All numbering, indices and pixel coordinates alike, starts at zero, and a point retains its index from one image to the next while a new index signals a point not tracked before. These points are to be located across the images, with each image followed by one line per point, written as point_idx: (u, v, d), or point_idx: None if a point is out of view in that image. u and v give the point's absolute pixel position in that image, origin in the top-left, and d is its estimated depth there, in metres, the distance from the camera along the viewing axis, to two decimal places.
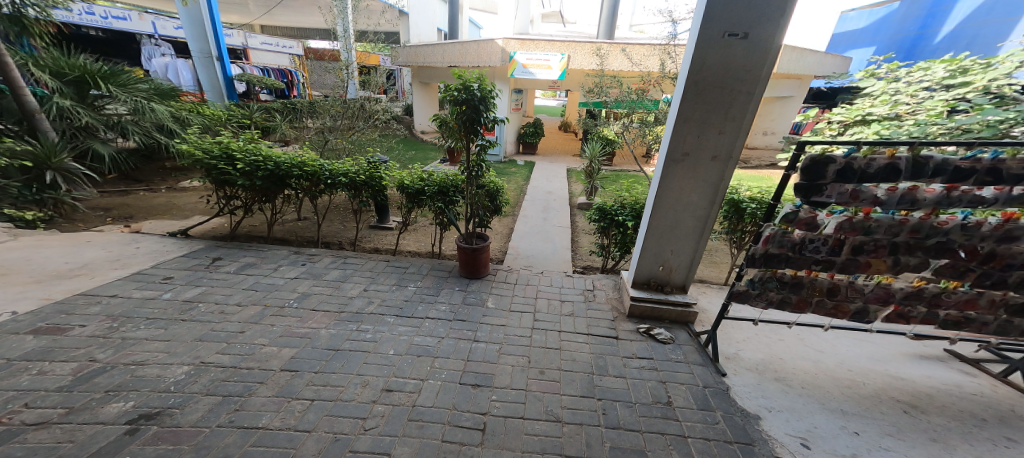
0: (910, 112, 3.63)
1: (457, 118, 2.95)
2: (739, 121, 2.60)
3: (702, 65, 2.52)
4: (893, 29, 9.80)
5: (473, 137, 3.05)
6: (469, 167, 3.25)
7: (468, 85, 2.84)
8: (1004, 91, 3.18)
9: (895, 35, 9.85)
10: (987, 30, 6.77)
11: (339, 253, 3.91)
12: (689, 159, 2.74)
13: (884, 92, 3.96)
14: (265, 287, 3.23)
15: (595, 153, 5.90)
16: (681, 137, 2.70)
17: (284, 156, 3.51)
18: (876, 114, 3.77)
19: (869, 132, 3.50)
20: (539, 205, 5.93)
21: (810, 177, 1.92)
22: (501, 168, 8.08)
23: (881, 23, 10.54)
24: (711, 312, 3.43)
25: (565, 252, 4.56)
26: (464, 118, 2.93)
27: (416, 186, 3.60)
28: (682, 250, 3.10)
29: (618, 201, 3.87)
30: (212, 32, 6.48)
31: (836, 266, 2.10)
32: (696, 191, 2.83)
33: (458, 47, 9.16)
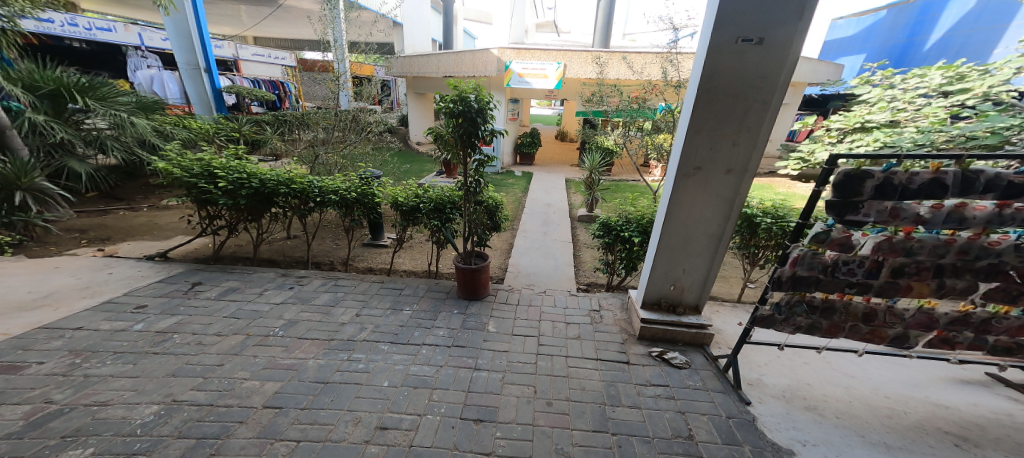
0: (909, 119, 3.59)
1: (453, 132, 2.77)
2: (756, 131, 2.39)
3: (714, 72, 2.32)
4: (883, 37, 9.87)
5: (470, 151, 2.88)
6: (466, 183, 3.06)
7: (465, 97, 2.67)
8: (1003, 97, 3.14)
9: (884, 43, 9.82)
10: (977, 37, 6.92)
11: (330, 274, 3.68)
12: (702, 172, 2.53)
13: (881, 98, 3.94)
14: (249, 313, 2.99)
15: (595, 164, 5.75)
16: (692, 150, 2.49)
17: (270, 173, 3.29)
18: (875, 121, 3.73)
19: (871, 140, 3.44)
20: (538, 219, 5.74)
21: (844, 194, 1.74)
22: (498, 179, 7.91)
23: (869, 31, 10.65)
24: (727, 333, 3.24)
25: (568, 269, 4.37)
26: (461, 132, 2.75)
27: (411, 202, 3.41)
28: (694, 268, 2.90)
29: (623, 215, 3.68)
30: (199, 42, 6.27)
31: (873, 290, 1.93)
32: (710, 207, 2.62)
33: (453, 57, 9.04)
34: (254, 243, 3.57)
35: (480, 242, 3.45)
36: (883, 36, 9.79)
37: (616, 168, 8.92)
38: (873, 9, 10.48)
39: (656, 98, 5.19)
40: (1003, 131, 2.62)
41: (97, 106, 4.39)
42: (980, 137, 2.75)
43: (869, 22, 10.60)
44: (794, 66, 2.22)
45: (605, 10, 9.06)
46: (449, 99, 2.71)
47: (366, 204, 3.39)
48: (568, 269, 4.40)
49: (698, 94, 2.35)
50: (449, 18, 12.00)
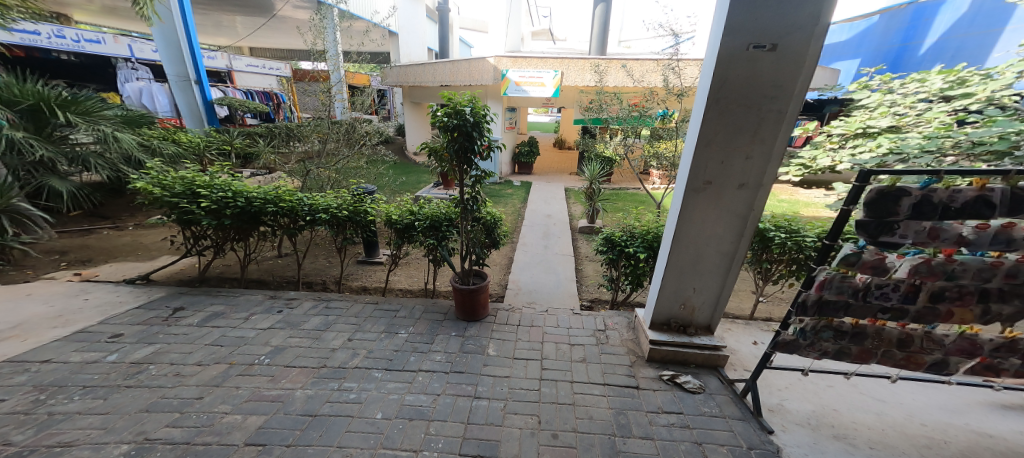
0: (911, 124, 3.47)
1: (449, 146, 2.63)
2: (771, 142, 2.20)
3: (725, 81, 2.12)
4: (874, 43, 9.87)
5: (467, 168, 2.75)
6: (463, 199, 2.94)
7: (460, 110, 2.53)
8: (1007, 102, 3.03)
9: (876, 48, 9.84)
10: (970, 42, 6.93)
11: (321, 296, 3.51)
12: (714, 188, 2.33)
13: (881, 103, 3.84)
14: (233, 340, 2.78)
15: (595, 174, 5.62)
16: (703, 164, 2.29)
17: (256, 191, 3.11)
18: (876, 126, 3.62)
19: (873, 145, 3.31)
20: (538, 231, 5.58)
21: (877, 213, 1.59)
22: (496, 190, 7.77)
23: (861, 36, 10.62)
24: (742, 353, 3.06)
25: (570, 285, 4.21)
26: (456, 147, 2.61)
27: (406, 219, 3.26)
28: (705, 287, 2.73)
29: (627, 229, 3.51)
30: (189, 53, 6.21)
31: (909, 316, 1.77)
32: (722, 224, 2.43)
33: (449, 66, 8.94)
34: (241, 264, 3.38)
35: (479, 261, 3.29)
36: (875, 42, 9.78)
37: (615, 177, 8.79)
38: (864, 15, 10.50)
39: (657, 105, 5.06)
40: (1013, 135, 2.49)
41: (80, 121, 4.21)
42: (990, 143, 2.60)
43: (861, 27, 10.62)
44: (813, 72, 2.03)
45: (600, 17, 9.00)
46: (443, 113, 2.57)
47: (358, 222, 3.22)
48: (570, 285, 4.23)
49: (708, 104, 2.16)
50: (444, 27, 11.95)
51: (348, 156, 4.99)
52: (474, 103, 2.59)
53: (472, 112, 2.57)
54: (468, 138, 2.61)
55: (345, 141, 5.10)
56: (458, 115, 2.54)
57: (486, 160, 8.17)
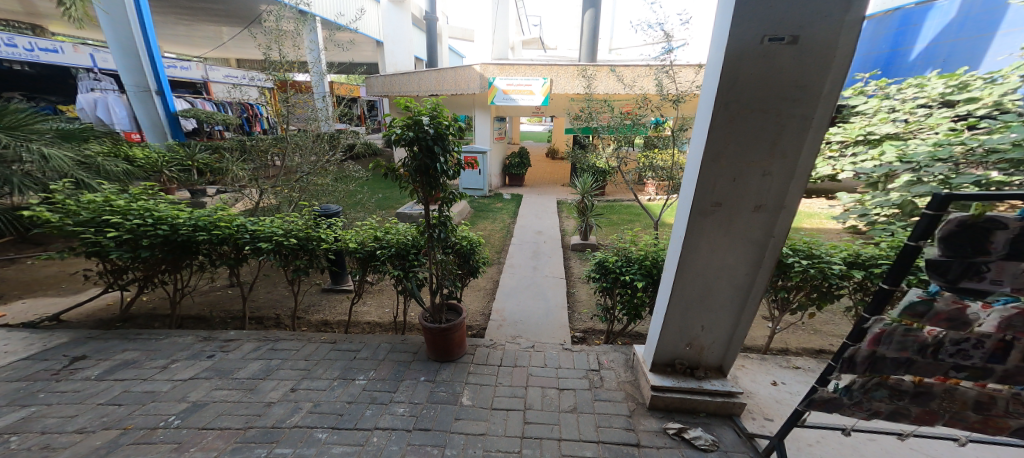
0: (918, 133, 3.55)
1: (409, 166, 2.18)
2: (795, 156, 1.69)
3: (734, 80, 1.62)
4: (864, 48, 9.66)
5: (432, 189, 2.28)
6: (429, 225, 2.49)
7: (417, 120, 2.09)
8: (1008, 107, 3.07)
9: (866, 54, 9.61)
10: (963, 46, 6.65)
11: (268, 335, 3.02)
12: (725, 212, 1.85)
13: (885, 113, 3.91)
14: (138, 396, 2.27)
15: (587, 187, 5.26)
16: (710, 184, 1.80)
17: (185, 216, 2.59)
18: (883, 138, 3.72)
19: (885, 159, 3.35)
20: (527, 251, 5.13)
21: (957, 252, 1.17)
22: (484, 204, 7.34)
23: None
24: (760, 396, 2.61)
25: (560, 314, 3.76)
26: (416, 164, 2.16)
27: (370, 246, 2.81)
28: (715, 324, 2.29)
29: (623, 253, 3.06)
30: (149, 64, 5.80)
31: (995, 377, 1.35)
32: (736, 254, 1.95)
33: (435, 75, 8.58)
34: (173, 300, 2.89)
35: (451, 295, 2.84)
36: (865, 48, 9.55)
37: (609, 188, 8.42)
38: None
39: (650, 113, 4.67)
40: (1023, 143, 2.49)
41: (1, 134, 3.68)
42: (1004, 150, 2.67)
43: None
44: (847, 63, 1.50)
45: (590, 23, 8.69)
46: (400, 123, 2.12)
47: (308, 250, 2.72)
48: (561, 314, 3.78)
49: (715, 110, 1.66)
50: (431, 36, 11.63)
51: (310, 173, 4.42)
52: (440, 112, 2.16)
53: (433, 122, 2.13)
54: (427, 155, 2.16)
55: (311, 155, 4.58)
56: (415, 126, 2.10)
57: (473, 173, 7.74)
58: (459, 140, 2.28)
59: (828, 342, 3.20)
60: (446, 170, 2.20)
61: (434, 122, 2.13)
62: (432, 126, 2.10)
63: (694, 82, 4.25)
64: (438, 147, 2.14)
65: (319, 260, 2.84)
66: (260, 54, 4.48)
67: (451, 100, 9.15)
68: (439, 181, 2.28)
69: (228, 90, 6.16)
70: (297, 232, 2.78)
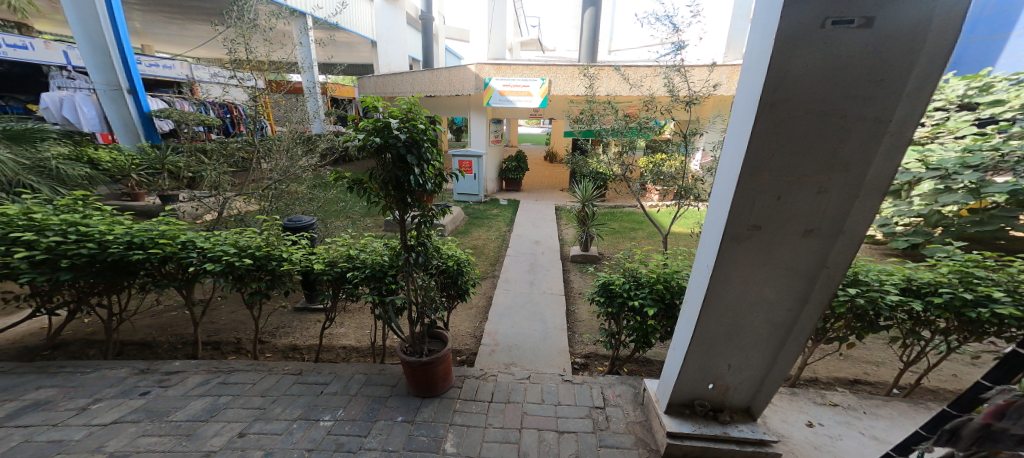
0: None
1: (375, 177, 1.75)
2: (862, 169, 1.27)
3: (785, 73, 1.19)
4: None
5: (406, 204, 1.83)
6: (405, 246, 2.07)
7: (386, 122, 1.66)
8: None
9: None
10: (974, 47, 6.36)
11: (221, 364, 2.64)
12: (765, 238, 1.45)
13: None
14: (41, 447, 1.86)
15: (587, 194, 4.93)
16: (748, 204, 1.40)
17: (118, 232, 2.20)
18: None
19: None
20: (523, 263, 4.74)
21: None
22: (479, 211, 6.98)
23: None
24: (796, 441, 2.12)
25: (558, 337, 3.38)
26: (384, 176, 1.71)
27: (339, 267, 2.39)
28: (745, 364, 1.89)
29: (630, 275, 2.68)
30: (120, 60, 5.35)
31: None
32: (777, 287, 1.55)
33: (429, 75, 8.23)
34: (108, 326, 2.50)
35: (433, 323, 2.44)
36: None
37: (611, 194, 8.09)
38: None
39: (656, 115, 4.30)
40: None
41: None
42: None
43: None
44: (945, 48, 1.06)
45: (590, 22, 8.33)
46: (366, 126, 1.69)
47: (257, 277, 2.24)
48: (561, 336, 3.42)
49: (758, 113, 1.24)
50: (426, 35, 11.27)
51: (284, 179, 3.90)
52: (413, 114, 1.74)
53: (404, 126, 1.71)
54: (397, 169, 1.71)
55: (286, 159, 4.09)
56: (384, 130, 1.66)
57: (469, 178, 7.38)
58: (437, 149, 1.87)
59: (862, 370, 2.82)
60: (429, 185, 1.76)
61: (407, 126, 1.71)
62: (406, 130, 1.68)
63: (706, 82, 3.87)
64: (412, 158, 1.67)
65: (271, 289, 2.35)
66: (226, 48, 4.07)
67: (446, 101, 8.79)
68: (414, 198, 1.83)
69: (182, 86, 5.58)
70: (251, 247, 2.35)
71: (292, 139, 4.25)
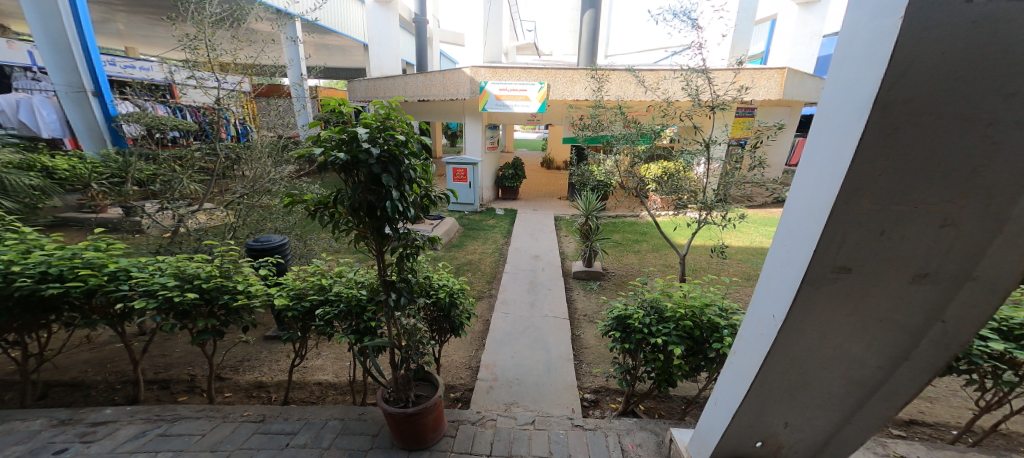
0: None
1: (342, 203, 1.34)
2: (1014, 196, 0.89)
3: (912, 64, 0.82)
4: None
5: (384, 237, 1.43)
6: (384, 284, 1.65)
7: (352, 133, 1.25)
8: None
9: None
10: None
11: (164, 411, 2.21)
12: (856, 283, 1.09)
13: None
14: None
15: (591, 206, 4.59)
16: (838, 240, 1.03)
17: (31, 262, 1.78)
18: None
19: None
20: (523, 282, 4.35)
21: None
22: (475, 221, 6.61)
23: None
24: None
25: (564, 370, 3.00)
26: (353, 201, 1.30)
27: (307, 301, 1.96)
28: (809, 424, 1.51)
29: (650, 309, 2.31)
30: (83, 58, 4.89)
31: None
32: (867, 341, 1.19)
33: (421, 79, 7.86)
34: (23, 368, 2.07)
35: (419, 368, 2.02)
36: None
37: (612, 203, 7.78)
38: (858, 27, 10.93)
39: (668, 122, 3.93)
40: None
41: None
42: None
43: None
44: None
45: (589, 25, 8.06)
46: (331, 138, 1.31)
47: (203, 319, 1.78)
48: (567, 368, 3.03)
49: (866, 122, 0.88)
50: (418, 38, 10.92)
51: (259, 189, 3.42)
52: (390, 122, 1.36)
53: (377, 135, 1.32)
54: (369, 192, 1.32)
55: (259, 167, 3.65)
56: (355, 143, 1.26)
57: (463, 187, 7.00)
58: (423, 167, 1.50)
59: (917, 409, 2.46)
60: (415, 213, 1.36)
61: (384, 137, 1.32)
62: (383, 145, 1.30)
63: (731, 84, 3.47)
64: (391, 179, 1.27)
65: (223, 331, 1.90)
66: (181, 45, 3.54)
67: (439, 106, 8.43)
68: (395, 229, 1.43)
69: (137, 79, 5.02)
70: (199, 277, 1.91)
71: (268, 146, 3.85)
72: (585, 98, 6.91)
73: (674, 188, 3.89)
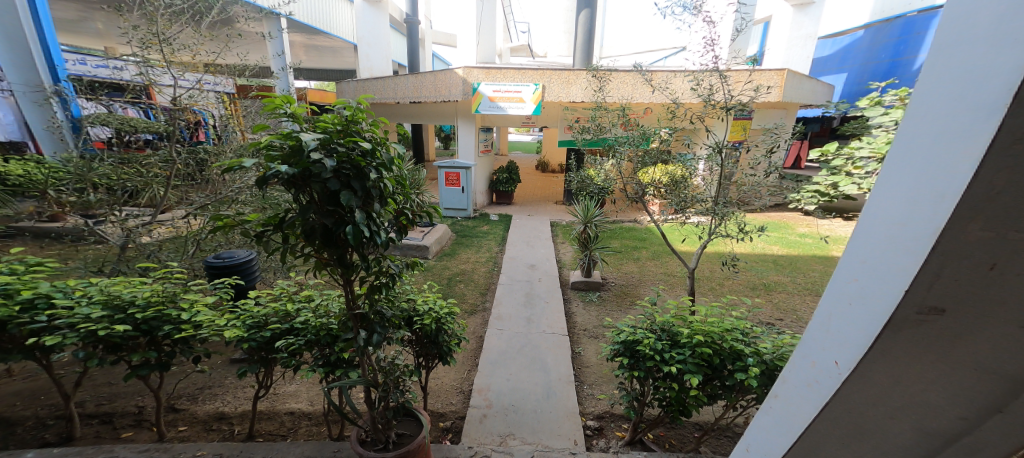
0: None
1: (291, 225, 1.07)
2: None
3: None
4: (864, 57, 10.27)
5: (346, 266, 1.17)
6: (353, 316, 1.38)
7: (299, 139, 0.99)
8: None
9: (866, 63, 10.24)
10: None
11: (99, 453, 1.89)
12: (957, 328, 0.77)
13: None
14: None
15: (590, 213, 4.37)
16: (939, 270, 0.74)
17: None
18: None
19: None
20: (518, 294, 4.09)
21: None
22: (468, 227, 6.34)
23: (847, 51, 11.05)
24: None
25: (565, 394, 2.74)
26: (305, 226, 1.04)
27: (268, 330, 1.66)
28: None
29: (662, 333, 2.06)
30: (43, 56, 4.55)
31: None
32: (958, 406, 0.81)
33: (412, 79, 7.58)
34: None
35: (401, 405, 1.75)
36: (865, 56, 10.25)
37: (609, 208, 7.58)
38: (850, 29, 10.96)
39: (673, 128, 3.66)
40: None
41: None
42: None
43: (847, 42, 11.15)
44: None
45: (585, 25, 7.87)
46: (279, 145, 1.03)
47: (136, 353, 1.46)
48: (568, 392, 2.77)
49: (1003, 116, 0.63)
50: (408, 38, 10.64)
51: (225, 198, 3.09)
52: (354, 126, 1.09)
53: (336, 143, 1.05)
54: (326, 214, 1.06)
55: (229, 172, 3.34)
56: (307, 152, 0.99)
57: (456, 191, 6.74)
58: (396, 180, 1.25)
59: None
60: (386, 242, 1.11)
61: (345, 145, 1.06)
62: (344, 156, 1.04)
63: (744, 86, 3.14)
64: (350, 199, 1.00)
65: (166, 365, 1.59)
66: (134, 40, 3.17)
67: (431, 108, 8.15)
68: (363, 256, 1.17)
69: (96, 74, 4.64)
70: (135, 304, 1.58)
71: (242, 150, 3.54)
72: (582, 99, 6.70)
73: (679, 194, 3.67)
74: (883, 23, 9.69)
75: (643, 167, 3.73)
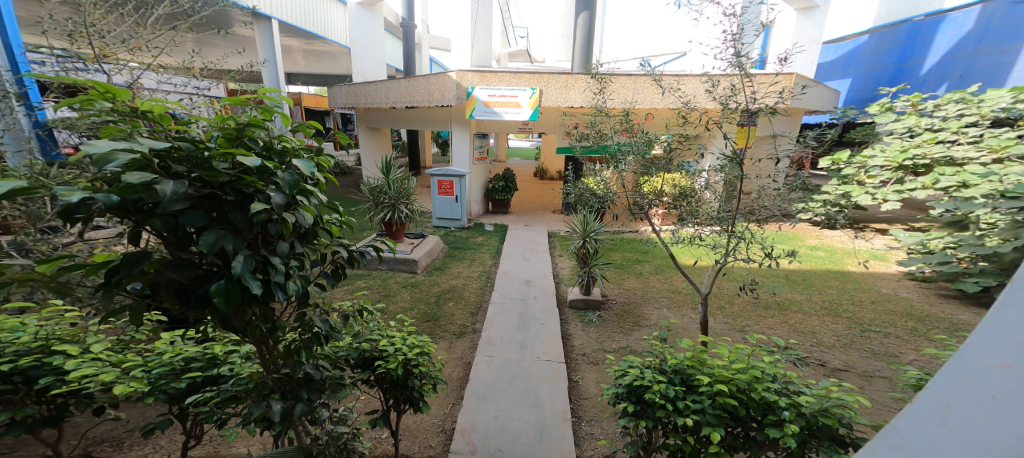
0: None
1: (147, 272, 0.82)
2: None
3: None
4: (869, 62, 10.02)
5: (240, 329, 0.93)
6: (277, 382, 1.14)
7: (135, 155, 0.75)
8: None
9: (871, 68, 9.99)
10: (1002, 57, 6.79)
11: None
12: None
13: None
14: None
15: (589, 225, 4.06)
16: None
17: None
18: None
19: None
20: (511, 314, 3.76)
21: None
22: (461, 239, 6.03)
23: (850, 57, 10.81)
24: None
25: (561, 434, 2.39)
26: (153, 277, 0.81)
27: (183, 378, 1.30)
28: None
29: (674, 376, 1.72)
30: (5, 59, 4.23)
31: None
32: None
33: (404, 84, 7.31)
34: None
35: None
36: (869, 62, 10.00)
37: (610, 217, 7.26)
38: (853, 35, 10.72)
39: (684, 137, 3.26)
40: None
41: None
42: None
43: (850, 48, 10.91)
44: None
45: (584, 28, 7.61)
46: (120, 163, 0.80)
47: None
48: (563, 433, 2.41)
49: None
50: (404, 42, 10.43)
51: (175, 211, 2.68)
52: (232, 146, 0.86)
53: (200, 165, 0.82)
54: (183, 264, 0.82)
55: None
56: (138, 171, 0.75)
57: (449, 200, 6.43)
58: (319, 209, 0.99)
59: None
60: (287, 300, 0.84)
61: (219, 162, 0.82)
62: (225, 179, 0.80)
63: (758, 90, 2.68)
64: (213, 244, 0.76)
65: (53, 421, 1.26)
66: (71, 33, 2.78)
67: (425, 114, 7.88)
68: (262, 314, 0.95)
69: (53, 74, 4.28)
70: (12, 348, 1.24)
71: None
72: (580, 104, 6.44)
73: (686, 206, 3.34)
74: (889, 27, 9.44)
75: (647, 179, 3.43)
